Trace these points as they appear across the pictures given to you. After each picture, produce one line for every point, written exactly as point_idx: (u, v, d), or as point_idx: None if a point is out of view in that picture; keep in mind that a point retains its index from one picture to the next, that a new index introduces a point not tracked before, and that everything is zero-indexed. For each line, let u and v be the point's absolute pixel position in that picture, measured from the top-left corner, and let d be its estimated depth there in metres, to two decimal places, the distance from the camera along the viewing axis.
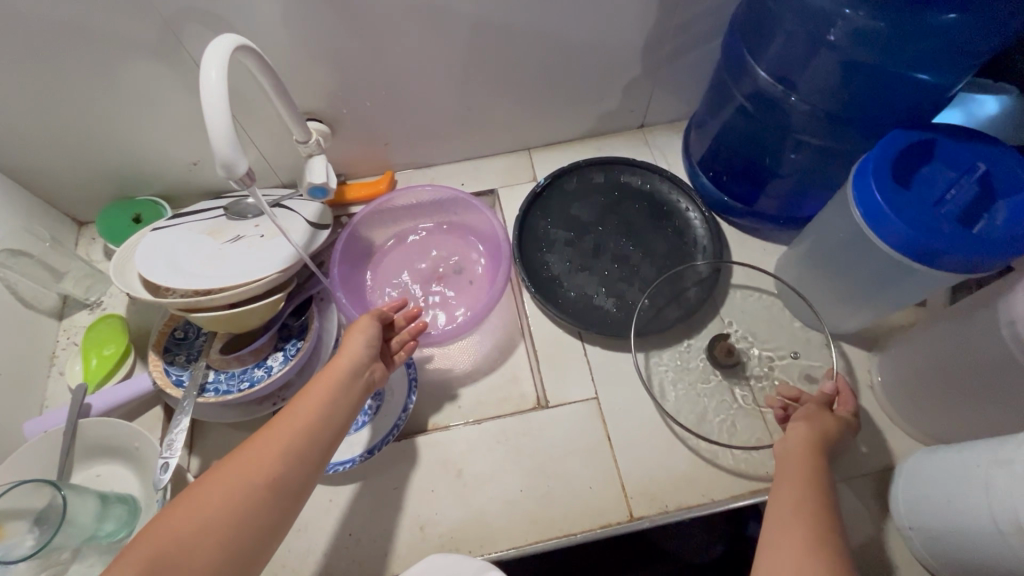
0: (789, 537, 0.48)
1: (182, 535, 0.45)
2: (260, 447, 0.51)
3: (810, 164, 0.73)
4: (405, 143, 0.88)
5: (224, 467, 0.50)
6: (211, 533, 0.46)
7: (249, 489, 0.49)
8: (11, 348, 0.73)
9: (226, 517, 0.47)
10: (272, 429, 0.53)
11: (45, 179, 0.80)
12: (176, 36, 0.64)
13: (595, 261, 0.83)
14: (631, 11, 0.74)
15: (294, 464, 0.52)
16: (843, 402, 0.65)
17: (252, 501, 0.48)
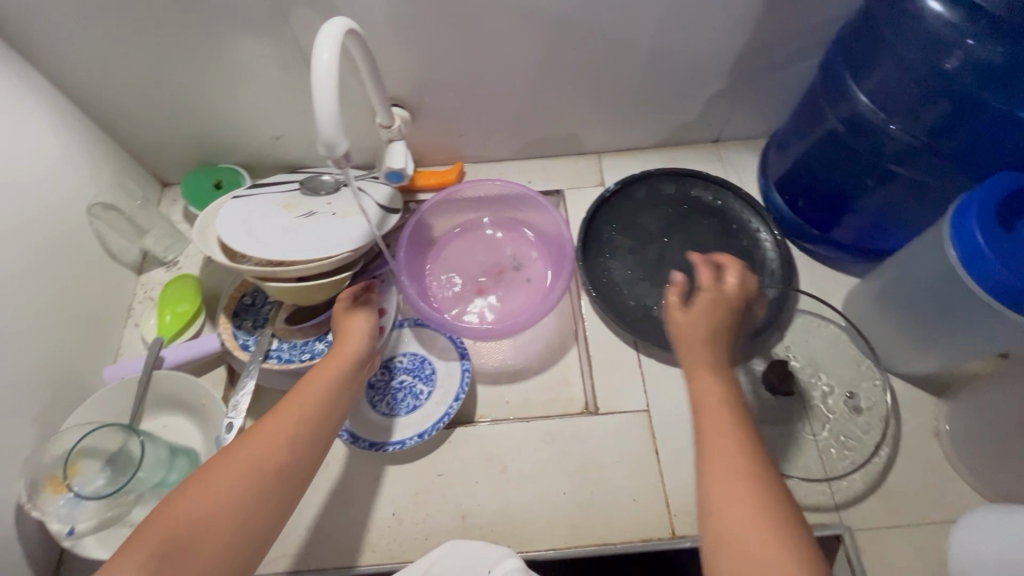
0: (727, 467, 0.47)
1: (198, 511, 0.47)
2: (270, 430, 0.54)
3: (898, 197, 0.70)
4: (479, 136, 0.89)
5: (235, 449, 0.52)
6: (229, 508, 0.48)
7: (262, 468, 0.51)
8: (94, 295, 0.77)
9: (234, 502, 0.49)
10: (279, 412, 0.56)
11: (139, 139, 0.84)
12: (282, 13, 0.67)
13: (657, 272, 0.82)
14: (725, 23, 0.72)
15: (302, 445, 0.55)
16: (728, 270, 0.63)
17: (258, 485, 0.51)
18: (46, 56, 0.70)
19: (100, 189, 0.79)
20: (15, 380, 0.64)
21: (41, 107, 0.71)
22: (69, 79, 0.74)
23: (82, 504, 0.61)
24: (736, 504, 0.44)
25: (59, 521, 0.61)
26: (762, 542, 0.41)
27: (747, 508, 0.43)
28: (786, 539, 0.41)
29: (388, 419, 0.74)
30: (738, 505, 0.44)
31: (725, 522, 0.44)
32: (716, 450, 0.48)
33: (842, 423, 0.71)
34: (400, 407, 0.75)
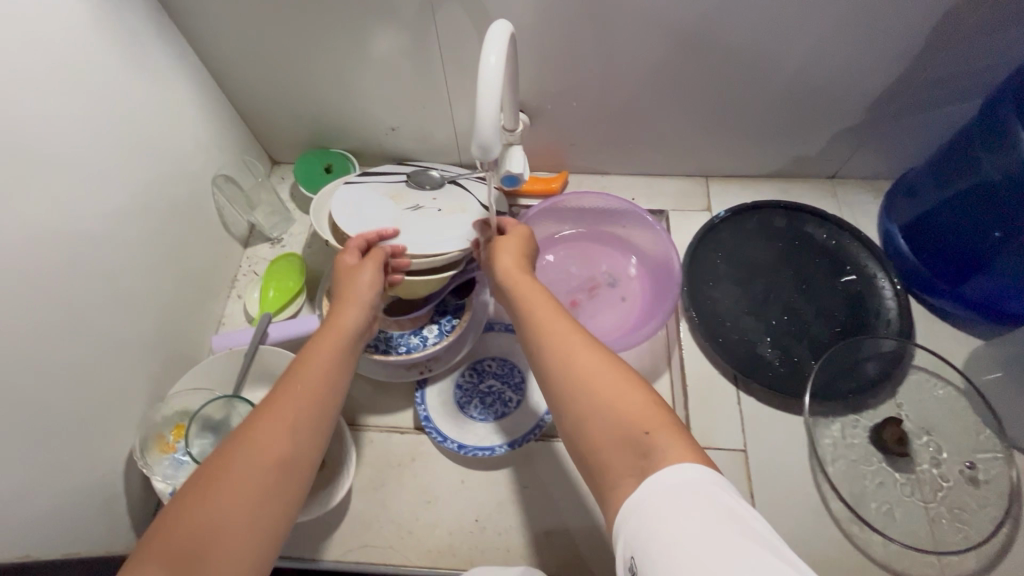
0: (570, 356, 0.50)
1: (182, 559, 0.40)
2: (251, 448, 0.46)
3: None
4: (590, 148, 0.88)
5: (212, 477, 0.44)
6: (219, 552, 0.41)
7: (249, 498, 0.44)
8: (207, 262, 0.81)
9: (245, 503, 0.43)
10: (262, 421, 0.48)
11: (262, 117, 0.87)
12: (431, 10, 0.68)
13: (763, 307, 0.79)
14: (871, 60, 0.70)
15: (292, 454, 0.48)
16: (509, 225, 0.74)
17: (270, 481, 0.45)
18: (197, 33, 0.74)
19: (223, 162, 0.83)
20: (137, 334, 0.68)
21: (185, 79, 0.75)
22: (212, 56, 0.77)
23: (183, 465, 0.63)
24: (597, 382, 0.48)
25: (162, 481, 0.62)
26: (626, 400, 0.46)
27: (601, 378, 0.48)
28: (640, 392, 0.47)
29: (475, 423, 0.74)
30: (596, 376, 0.48)
31: (584, 397, 0.47)
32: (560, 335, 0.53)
33: (959, 494, 0.66)
34: (489, 413, 0.75)
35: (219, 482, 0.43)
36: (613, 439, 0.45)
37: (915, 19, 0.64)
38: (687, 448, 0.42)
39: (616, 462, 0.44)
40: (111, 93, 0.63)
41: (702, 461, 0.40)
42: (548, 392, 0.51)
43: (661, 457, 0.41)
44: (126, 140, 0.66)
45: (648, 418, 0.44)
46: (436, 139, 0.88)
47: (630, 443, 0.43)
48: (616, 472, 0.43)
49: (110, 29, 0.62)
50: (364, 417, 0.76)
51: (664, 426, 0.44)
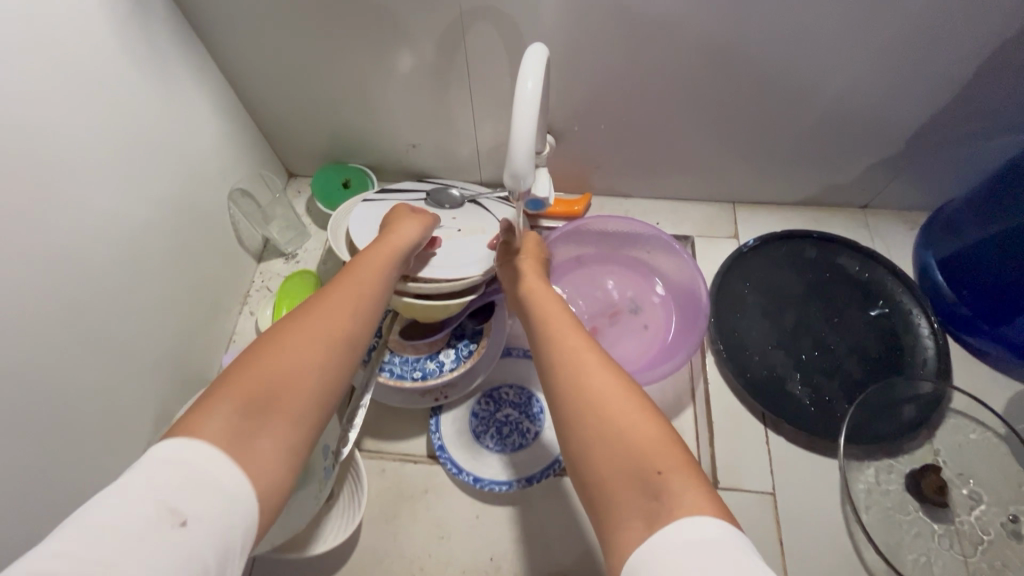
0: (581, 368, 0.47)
1: (254, 396, 0.40)
2: (319, 317, 0.47)
3: None
4: (614, 171, 0.86)
5: (283, 334, 0.44)
6: (288, 397, 0.41)
7: (317, 358, 0.44)
8: (219, 276, 0.79)
9: (308, 367, 0.43)
10: (327, 301, 0.48)
11: (281, 131, 0.86)
12: (461, 30, 0.66)
13: (793, 341, 0.76)
14: (912, 92, 0.67)
15: (355, 334, 0.48)
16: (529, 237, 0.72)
17: (332, 354, 0.45)
18: (220, 45, 0.72)
19: (240, 176, 0.82)
20: (149, 353, 0.66)
21: (206, 92, 0.73)
22: (235, 69, 0.76)
23: None
24: (609, 406, 0.43)
25: None
26: (641, 434, 0.41)
27: (615, 402, 0.43)
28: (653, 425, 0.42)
29: (490, 454, 0.71)
30: (611, 398, 0.44)
31: (594, 418, 0.43)
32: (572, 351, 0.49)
33: (1000, 549, 0.63)
34: (506, 444, 0.72)
35: (288, 338, 0.44)
36: (623, 472, 0.40)
37: (963, 51, 0.62)
38: (705, 500, 0.37)
39: (626, 500, 0.38)
40: (131, 107, 0.61)
41: (720, 516, 0.35)
42: (553, 408, 0.47)
43: (674, 505, 0.36)
44: (144, 154, 0.64)
45: (665, 458, 0.39)
46: (457, 157, 0.86)
47: (642, 482, 0.39)
48: (624, 508, 0.38)
49: (132, 42, 0.61)
50: (376, 443, 0.73)
51: (681, 469, 0.39)
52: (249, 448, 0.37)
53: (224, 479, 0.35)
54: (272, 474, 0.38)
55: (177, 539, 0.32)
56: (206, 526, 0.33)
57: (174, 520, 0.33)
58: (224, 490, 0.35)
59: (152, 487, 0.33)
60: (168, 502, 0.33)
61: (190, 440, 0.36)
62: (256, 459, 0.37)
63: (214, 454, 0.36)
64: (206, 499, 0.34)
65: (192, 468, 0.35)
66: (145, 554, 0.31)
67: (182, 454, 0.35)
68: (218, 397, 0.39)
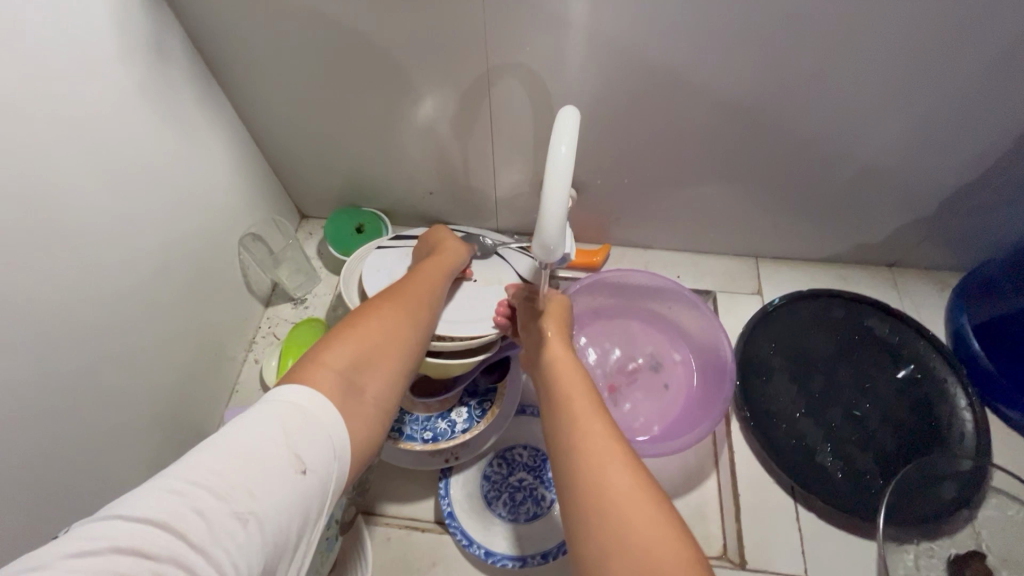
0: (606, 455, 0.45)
1: (353, 361, 0.44)
2: (399, 308, 0.52)
3: None
4: (635, 223, 0.84)
5: (370, 316, 0.49)
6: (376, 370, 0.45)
7: (398, 343, 0.49)
8: (226, 323, 0.76)
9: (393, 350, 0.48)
10: (404, 296, 0.54)
11: (296, 173, 0.84)
12: (487, 83, 0.65)
13: (822, 408, 0.72)
14: (946, 156, 0.66)
15: (424, 328, 0.53)
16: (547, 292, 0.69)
17: (410, 342, 0.50)
18: (238, 89, 0.71)
19: (252, 219, 0.80)
20: (147, 407, 0.63)
21: (221, 135, 0.72)
22: (254, 113, 0.75)
23: None
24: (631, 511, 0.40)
25: None
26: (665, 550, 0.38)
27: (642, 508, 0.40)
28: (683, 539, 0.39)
29: (503, 523, 0.67)
30: (635, 502, 0.41)
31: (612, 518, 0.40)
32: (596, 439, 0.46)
33: None
34: (518, 513, 0.68)
35: (375, 321, 0.49)
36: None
37: (1002, 118, 0.60)
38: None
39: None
40: (142, 152, 0.60)
41: None
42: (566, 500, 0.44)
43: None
44: (154, 200, 0.62)
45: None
46: (475, 205, 0.85)
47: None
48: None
49: (149, 86, 0.59)
50: (381, 507, 0.69)
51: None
52: (349, 403, 0.41)
53: (333, 425, 0.39)
54: (361, 435, 0.41)
55: (300, 483, 0.36)
56: (318, 474, 0.37)
57: (296, 467, 0.36)
58: (331, 437, 0.39)
59: (283, 431, 0.37)
60: (294, 449, 0.37)
61: (307, 388, 0.40)
62: (352, 415, 0.41)
63: (326, 403, 0.39)
64: (323, 449, 0.38)
65: (314, 412, 0.38)
66: (280, 489, 0.35)
67: (303, 397, 0.39)
68: (325, 355, 0.43)
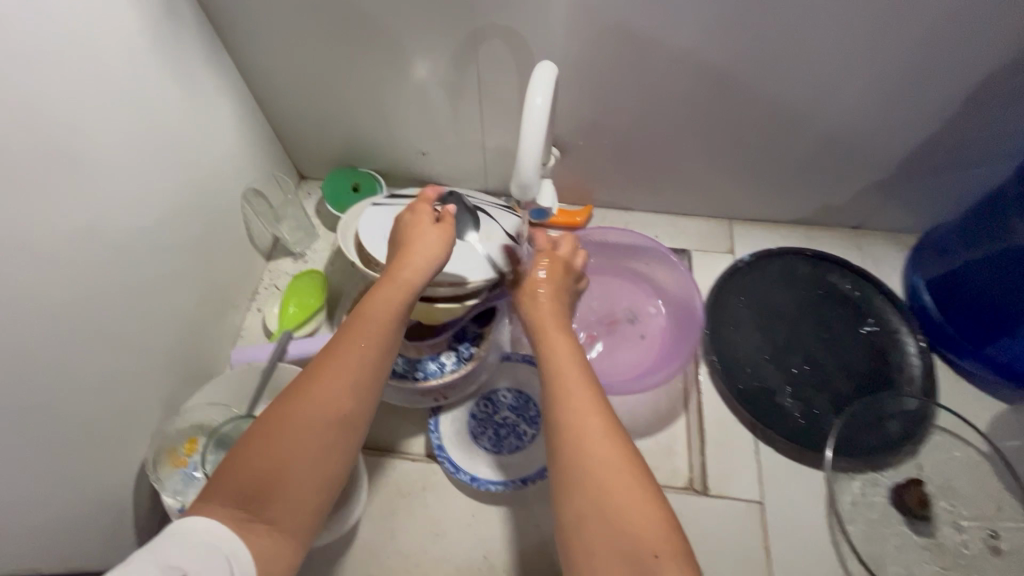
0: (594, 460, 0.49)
1: (253, 488, 0.44)
2: (309, 407, 0.48)
3: None
4: (617, 184, 0.89)
5: (279, 419, 0.47)
6: (286, 485, 0.45)
7: (318, 440, 0.47)
8: (230, 273, 0.81)
9: (312, 454, 0.47)
10: (329, 365, 0.50)
11: (295, 133, 0.88)
12: (475, 44, 0.69)
13: (785, 355, 0.78)
14: (903, 119, 0.70)
15: (357, 398, 0.50)
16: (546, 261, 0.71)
17: (332, 437, 0.48)
18: (240, 49, 0.75)
19: (254, 176, 0.85)
20: (159, 344, 0.68)
21: (224, 92, 0.76)
22: (254, 73, 0.78)
23: (194, 482, 0.63)
24: (602, 487, 0.47)
25: (172, 496, 0.62)
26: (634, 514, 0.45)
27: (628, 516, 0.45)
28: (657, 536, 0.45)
29: (488, 454, 0.73)
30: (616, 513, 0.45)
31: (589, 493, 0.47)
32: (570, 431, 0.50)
33: (980, 563, 0.65)
34: (502, 445, 0.74)
35: (283, 427, 0.47)
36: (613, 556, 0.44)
37: (953, 81, 0.65)
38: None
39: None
40: (151, 105, 0.64)
41: None
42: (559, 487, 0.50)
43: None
44: (163, 152, 0.66)
45: (657, 538, 0.44)
46: (466, 166, 0.89)
47: (632, 560, 0.43)
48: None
49: (157, 42, 0.63)
50: (376, 440, 0.75)
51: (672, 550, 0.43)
52: (257, 530, 0.44)
53: (230, 552, 0.42)
54: (286, 545, 0.45)
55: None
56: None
57: (175, 575, 0.39)
58: (229, 555, 0.41)
59: (151, 553, 0.39)
60: (167, 560, 0.39)
61: (200, 523, 0.42)
62: (265, 538, 0.44)
63: (218, 541, 0.42)
64: (211, 573, 0.40)
65: (188, 539, 0.41)
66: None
67: (182, 534, 0.41)
68: (213, 492, 0.44)
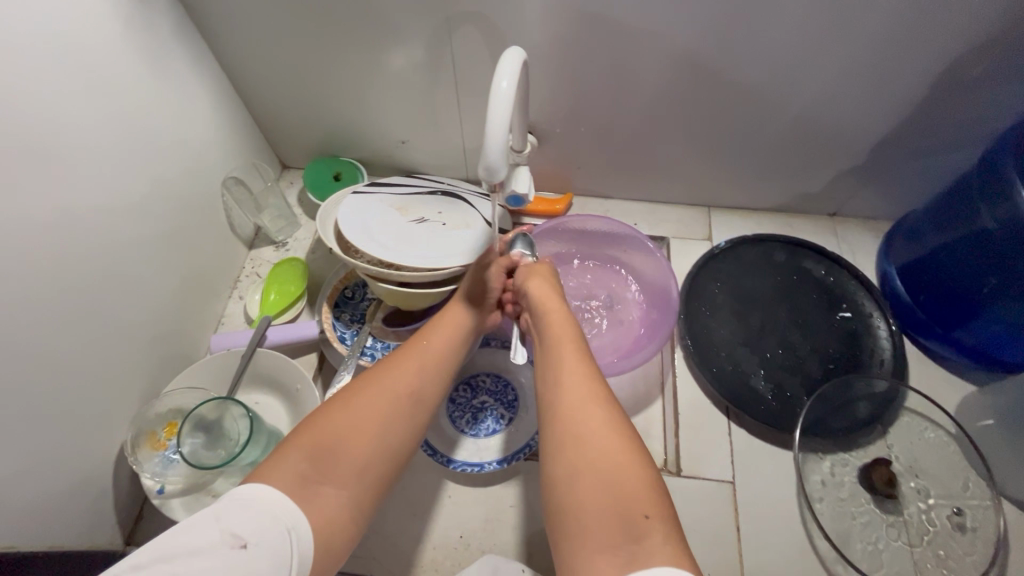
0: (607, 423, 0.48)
1: (323, 446, 0.46)
2: (374, 382, 0.53)
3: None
4: (595, 173, 0.90)
5: (350, 393, 0.51)
6: (346, 449, 0.47)
7: (383, 415, 0.51)
8: (211, 261, 0.82)
9: (374, 424, 0.50)
10: (399, 355, 0.58)
11: (275, 123, 0.89)
12: (449, 32, 0.70)
13: (759, 340, 0.79)
14: (874, 105, 0.71)
15: (420, 383, 0.55)
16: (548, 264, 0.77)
17: (396, 413, 0.52)
18: (217, 38, 0.75)
19: (235, 165, 0.85)
20: (138, 329, 0.69)
21: (203, 81, 0.76)
22: (233, 63, 0.79)
23: (174, 464, 0.65)
24: (596, 451, 0.45)
25: (151, 478, 0.63)
26: (623, 476, 0.43)
27: (627, 475, 0.43)
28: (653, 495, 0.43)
29: (465, 437, 0.75)
30: (618, 473, 0.43)
31: (584, 456, 0.45)
32: (575, 401, 0.50)
33: (944, 540, 0.66)
34: (480, 428, 0.75)
35: (358, 395, 0.51)
36: (603, 522, 0.41)
37: (920, 67, 0.66)
38: (680, 552, 0.39)
39: (599, 544, 0.40)
40: (128, 93, 0.64)
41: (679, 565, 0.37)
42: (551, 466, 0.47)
43: (651, 551, 0.38)
44: (143, 140, 0.67)
45: (647, 501, 0.42)
46: (445, 154, 0.90)
47: (624, 523, 0.41)
48: (596, 548, 0.40)
49: (134, 30, 0.64)
50: None
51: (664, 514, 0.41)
52: (316, 497, 0.43)
53: (289, 522, 0.41)
54: (339, 520, 0.44)
55: (239, 557, 0.37)
56: (263, 547, 0.38)
57: (236, 543, 0.38)
58: (289, 527, 0.40)
59: (218, 518, 0.39)
60: (230, 527, 0.38)
61: (264, 486, 0.41)
62: (322, 505, 0.43)
63: (281, 500, 0.41)
64: (267, 538, 0.39)
65: (258, 508, 0.40)
66: (211, 567, 0.36)
67: (246, 497, 0.40)
68: (286, 446, 0.45)
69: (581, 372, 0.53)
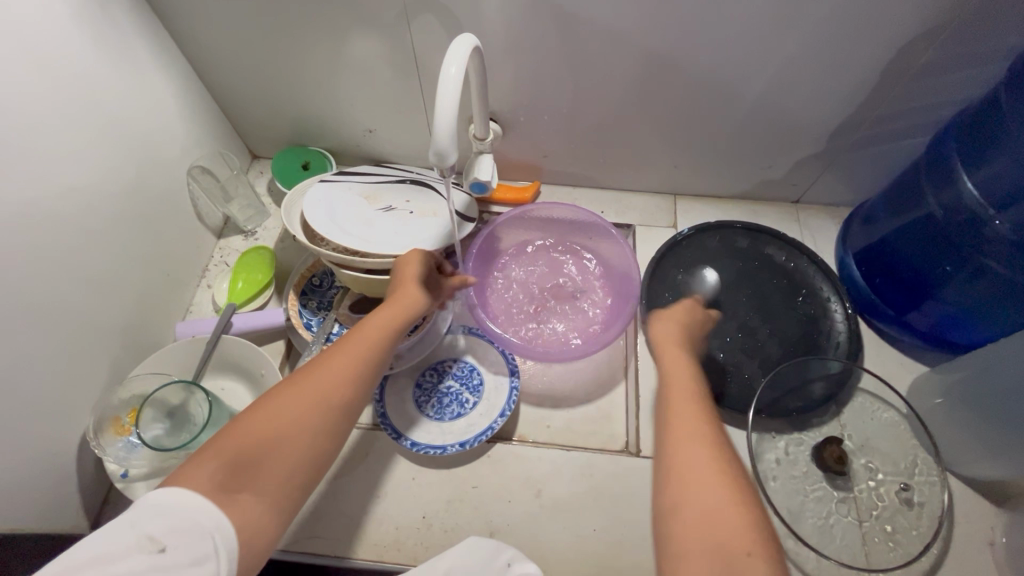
0: (715, 462, 0.46)
1: (244, 458, 0.46)
2: (299, 391, 0.52)
3: (982, 297, 0.69)
4: (562, 161, 0.91)
5: (273, 403, 0.50)
6: (267, 466, 0.47)
7: (309, 429, 0.50)
8: (178, 250, 0.83)
9: (298, 439, 0.49)
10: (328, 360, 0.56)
11: (242, 112, 0.90)
12: (408, 18, 0.70)
13: (719, 324, 0.81)
14: (829, 91, 0.73)
15: (350, 394, 0.54)
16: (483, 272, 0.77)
17: (326, 426, 0.52)
18: (180, 27, 0.75)
19: (201, 154, 0.86)
20: (104, 317, 0.70)
21: (166, 69, 0.76)
22: (197, 50, 0.79)
23: (138, 450, 0.66)
24: (698, 487, 0.44)
25: (115, 462, 0.64)
26: (726, 516, 0.42)
27: (726, 512, 0.42)
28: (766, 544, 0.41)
29: (429, 421, 0.76)
30: (721, 514, 0.42)
31: (686, 487, 0.45)
32: (681, 431, 0.49)
33: (892, 515, 0.68)
34: (445, 412, 0.77)
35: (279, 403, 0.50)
36: (705, 557, 0.40)
37: (872, 53, 0.67)
38: None
39: None
40: (88, 78, 0.64)
41: None
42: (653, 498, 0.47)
43: None
44: (104, 126, 0.67)
45: (749, 539, 0.41)
46: (413, 143, 0.91)
47: (724, 560, 0.40)
48: None
49: (92, 15, 0.64)
50: None
51: (768, 555, 0.40)
52: (234, 499, 0.44)
53: (213, 525, 0.42)
54: (262, 521, 0.45)
55: (156, 560, 0.39)
56: (180, 550, 0.40)
57: (152, 547, 0.40)
58: (212, 529, 0.42)
59: (132, 523, 0.41)
60: (145, 532, 0.40)
61: (182, 491, 0.43)
62: (243, 509, 0.44)
63: (199, 507, 0.42)
64: (185, 539, 0.41)
65: (176, 511, 0.42)
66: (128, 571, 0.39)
67: (165, 497, 0.42)
68: (203, 456, 0.46)
69: (695, 411, 0.51)
